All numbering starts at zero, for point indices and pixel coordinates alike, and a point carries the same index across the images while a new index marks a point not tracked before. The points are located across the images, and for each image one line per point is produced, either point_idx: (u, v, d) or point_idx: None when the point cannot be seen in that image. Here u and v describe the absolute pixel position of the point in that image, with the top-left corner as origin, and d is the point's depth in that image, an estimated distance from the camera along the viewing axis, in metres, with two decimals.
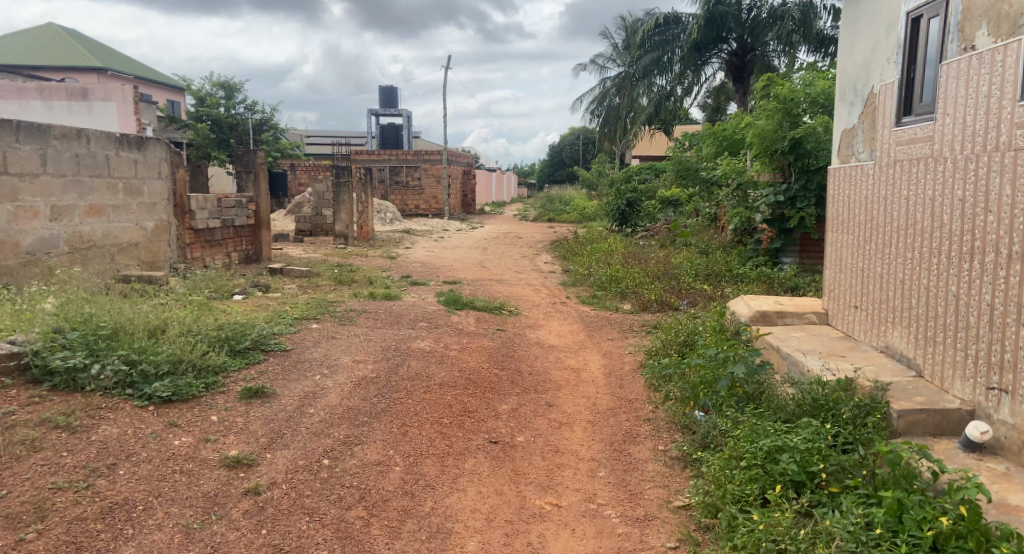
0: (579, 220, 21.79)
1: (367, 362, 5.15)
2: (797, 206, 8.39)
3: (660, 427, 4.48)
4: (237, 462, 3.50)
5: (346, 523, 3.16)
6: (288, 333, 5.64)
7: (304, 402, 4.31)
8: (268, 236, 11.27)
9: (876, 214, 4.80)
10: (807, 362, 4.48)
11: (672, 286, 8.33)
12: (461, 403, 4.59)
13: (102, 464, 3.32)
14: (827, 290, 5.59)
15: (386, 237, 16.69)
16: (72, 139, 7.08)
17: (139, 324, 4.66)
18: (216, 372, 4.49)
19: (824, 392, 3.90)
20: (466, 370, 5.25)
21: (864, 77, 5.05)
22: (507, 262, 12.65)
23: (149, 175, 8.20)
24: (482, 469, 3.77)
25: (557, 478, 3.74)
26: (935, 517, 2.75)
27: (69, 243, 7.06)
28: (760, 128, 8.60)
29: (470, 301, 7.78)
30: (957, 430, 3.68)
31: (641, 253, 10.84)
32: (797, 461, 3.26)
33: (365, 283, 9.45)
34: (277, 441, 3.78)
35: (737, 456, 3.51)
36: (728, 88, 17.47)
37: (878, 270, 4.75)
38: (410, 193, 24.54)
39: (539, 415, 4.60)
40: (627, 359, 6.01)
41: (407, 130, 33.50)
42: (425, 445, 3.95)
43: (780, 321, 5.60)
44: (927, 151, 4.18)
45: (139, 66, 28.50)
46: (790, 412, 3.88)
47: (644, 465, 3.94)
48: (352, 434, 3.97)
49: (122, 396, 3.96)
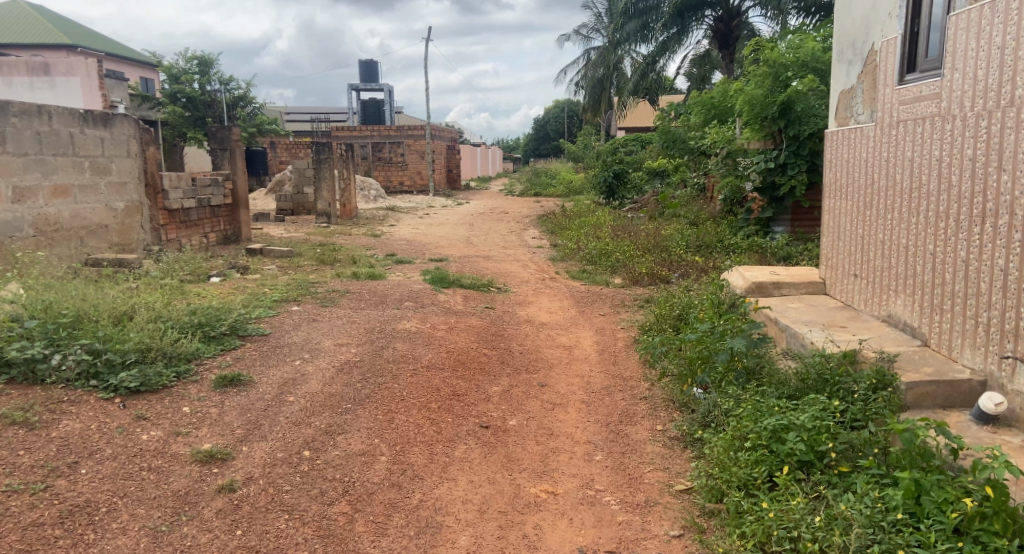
0: (566, 194, 21.53)
1: (350, 345, 4.92)
2: (788, 172, 8.13)
3: (658, 405, 4.29)
4: (210, 457, 3.28)
5: (328, 520, 2.95)
6: (266, 317, 5.40)
7: (283, 390, 4.08)
8: (247, 215, 10.96)
9: (877, 178, 4.59)
10: (809, 334, 4.29)
11: (663, 258, 8.14)
12: (449, 386, 4.39)
13: (63, 463, 3.10)
14: (825, 258, 5.40)
15: (370, 215, 16.39)
16: (32, 116, 6.83)
17: (105, 311, 4.41)
18: (188, 359, 4.25)
19: (829, 365, 3.72)
20: (454, 350, 5.04)
21: (864, 33, 4.80)
22: (494, 237, 12.39)
23: (117, 153, 7.91)
24: (474, 456, 3.57)
25: (552, 464, 3.55)
26: (959, 498, 2.57)
27: (34, 225, 6.83)
28: (750, 94, 8.32)
29: (457, 279, 7.54)
30: (968, 402, 3.52)
31: (630, 226, 10.64)
32: (805, 440, 3.07)
33: (348, 262, 9.19)
34: (254, 433, 3.56)
35: (740, 436, 3.31)
36: (713, 56, 17.17)
37: (881, 236, 4.55)
38: (394, 169, 24.13)
39: (532, 396, 4.41)
40: (621, 335, 5.81)
41: (389, 106, 32.96)
42: (411, 433, 3.73)
43: (777, 293, 5.42)
44: (933, 109, 3.97)
45: (111, 43, 27.72)
46: (793, 388, 3.71)
47: (643, 447, 3.76)
48: (334, 423, 3.76)
49: (86, 388, 3.73)
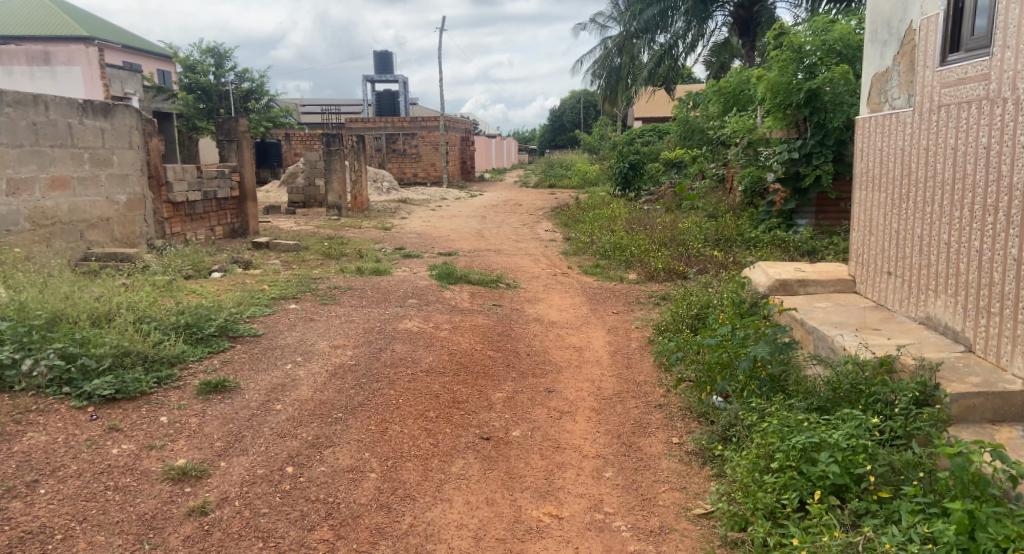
0: (582, 185, 21.14)
1: (346, 347, 4.63)
2: (814, 162, 7.72)
3: (674, 415, 3.97)
4: (183, 475, 3.00)
5: (307, 550, 2.67)
6: (260, 316, 5.13)
7: (271, 397, 3.81)
8: (254, 208, 10.73)
9: (916, 168, 4.21)
10: (839, 337, 3.93)
11: (681, 253, 7.78)
12: (450, 393, 4.08)
13: (21, 481, 2.85)
14: (855, 254, 5.03)
15: (382, 207, 16.12)
16: (28, 105, 6.60)
17: (84, 312, 4.16)
18: (171, 363, 3.99)
19: (864, 375, 3.37)
20: (456, 353, 4.73)
21: (902, 11, 4.41)
22: (506, 230, 12.11)
23: (118, 144, 7.67)
24: (471, 472, 3.27)
25: (557, 482, 3.24)
26: (1021, 536, 2.25)
27: (30, 219, 6.63)
28: (773, 80, 7.95)
29: (465, 275, 7.24)
30: (1020, 416, 3.16)
31: (645, 218, 10.28)
32: (839, 462, 2.74)
33: (355, 256, 8.92)
34: (234, 447, 3.29)
35: (765, 455, 2.98)
36: (733, 43, 16.69)
37: (919, 232, 4.18)
38: (408, 161, 23.87)
39: (538, 404, 4.10)
40: (634, 336, 5.49)
41: (404, 97, 32.66)
42: (405, 446, 3.44)
43: (802, 291, 5.06)
44: (981, 92, 3.61)
45: (126, 36, 27.64)
46: (824, 399, 3.35)
47: (657, 463, 3.43)
48: (323, 435, 3.47)
49: (58, 396, 3.48)
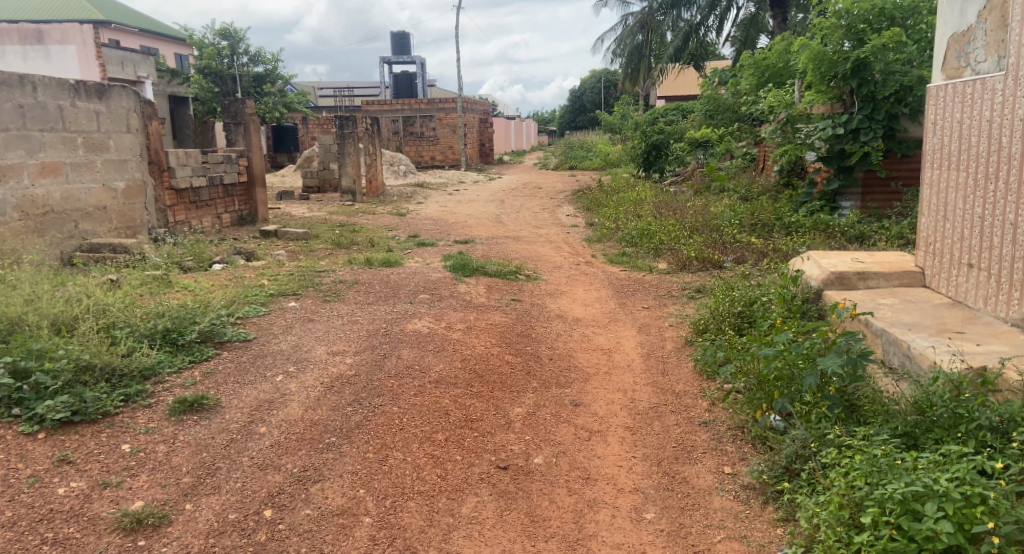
0: (604, 167, 20.46)
1: (346, 354, 4.09)
2: (860, 139, 6.98)
3: (723, 436, 3.40)
4: (138, 524, 2.52)
5: None
6: (252, 318, 4.61)
7: (255, 418, 3.27)
8: (263, 194, 10.24)
9: (1008, 143, 3.57)
10: (920, 345, 3.30)
11: (715, 239, 7.16)
12: (462, 409, 3.54)
13: None
14: (924, 242, 4.39)
15: (398, 191, 15.56)
16: (13, 86, 6.11)
17: (45, 320, 3.67)
18: (145, 377, 3.49)
19: (962, 396, 2.75)
20: (470, 359, 4.17)
21: None
22: (526, 215, 11.54)
23: (114, 128, 7.17)
24: (487, 515, 2.73)
25: (589, 527, 2.70)
26: None
27: (18, 209, 6.16)
28: (816, 50, 7.24)
29: (481, 266, 6.67)
30: None
31: (673, 201, 9.65)
32: (949, 517, 2.16)
33: (366, 245, 8.38)
34: (207, 483, 2.79)
35: (849, 504, 2.40)
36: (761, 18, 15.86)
37: (1010, 218, 3.55)
38: (425, 144, 23.28)
39: (563, 421, 3.54)
40: (669, 336, 4.90)
41: (422, 79, 31.99)
42: (408, 480, 2.90)
43: (861, 285, 4.43)
44: None
45: (142, 18, 27.20)
46: (912, 425, 2.75)
47: (707, 500, 2.88)
48: (311, 466, 2.94)
49: (5, 419, 3.01)
